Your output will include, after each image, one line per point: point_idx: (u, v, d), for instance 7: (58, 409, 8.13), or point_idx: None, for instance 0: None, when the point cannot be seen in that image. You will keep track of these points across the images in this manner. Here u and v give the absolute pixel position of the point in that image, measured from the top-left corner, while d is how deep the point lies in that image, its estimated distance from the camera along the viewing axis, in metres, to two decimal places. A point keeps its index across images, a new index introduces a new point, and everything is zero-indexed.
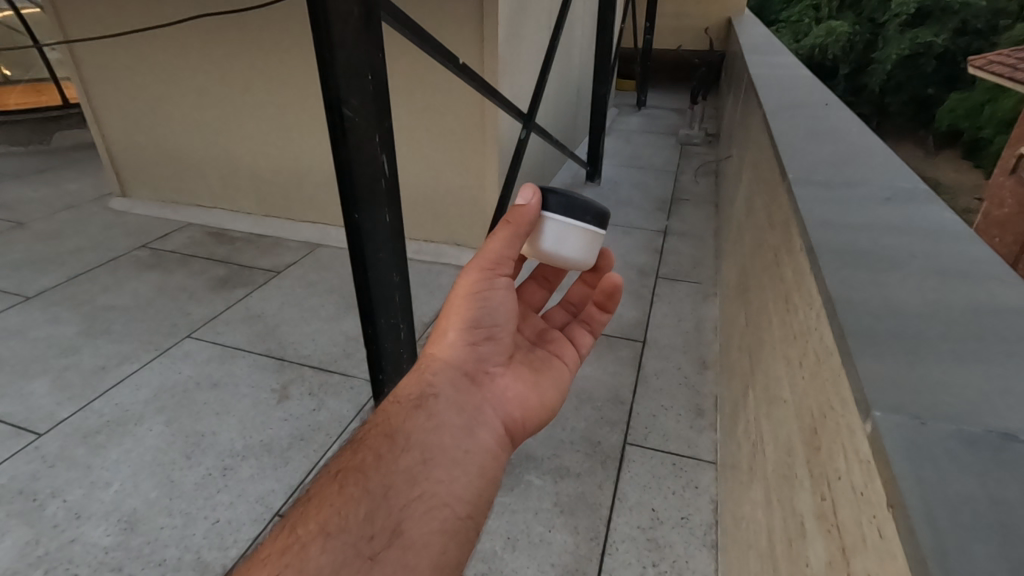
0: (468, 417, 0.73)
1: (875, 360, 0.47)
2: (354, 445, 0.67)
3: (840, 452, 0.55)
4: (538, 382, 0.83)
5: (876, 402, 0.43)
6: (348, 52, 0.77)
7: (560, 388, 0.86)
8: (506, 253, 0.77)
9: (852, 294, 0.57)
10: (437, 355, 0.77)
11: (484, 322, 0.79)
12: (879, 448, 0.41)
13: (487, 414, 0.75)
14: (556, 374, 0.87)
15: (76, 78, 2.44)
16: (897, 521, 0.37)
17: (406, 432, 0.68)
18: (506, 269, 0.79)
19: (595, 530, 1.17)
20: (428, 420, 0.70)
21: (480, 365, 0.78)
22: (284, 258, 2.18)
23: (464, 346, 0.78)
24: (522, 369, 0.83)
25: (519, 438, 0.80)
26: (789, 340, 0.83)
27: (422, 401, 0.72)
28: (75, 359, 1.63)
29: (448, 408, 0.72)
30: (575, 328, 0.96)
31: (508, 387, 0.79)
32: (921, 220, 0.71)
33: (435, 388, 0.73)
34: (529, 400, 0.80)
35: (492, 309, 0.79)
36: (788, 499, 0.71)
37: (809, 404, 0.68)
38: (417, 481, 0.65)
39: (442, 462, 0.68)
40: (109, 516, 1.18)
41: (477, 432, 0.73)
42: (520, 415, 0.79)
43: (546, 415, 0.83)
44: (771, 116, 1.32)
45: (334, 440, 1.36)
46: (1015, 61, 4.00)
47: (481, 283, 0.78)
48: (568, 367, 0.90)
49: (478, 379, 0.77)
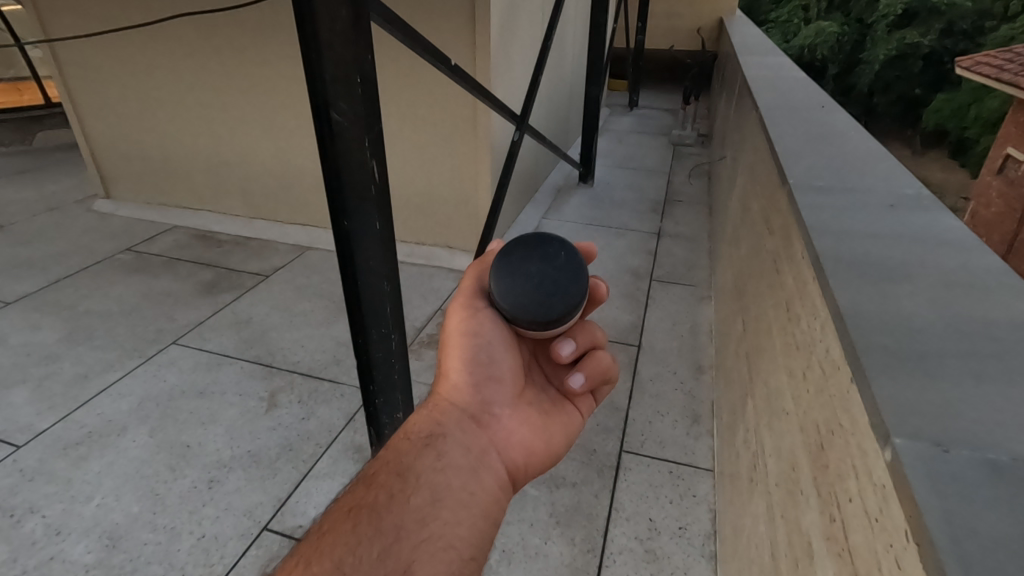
0: (474, 459, 0.74)
1: (890, 382, 0.45)
2: (367, 482, 0.70)
3: (851, 472, 0.53)
4: (547, 424, 0.82)
5: (895, 426, 0.41)
6: (335, 54, 0.74)
7: (568, 433, 0.84)
8: (479, 287, 0.82)
9: (863, 307, 0.55)
10: (444, 396, 0.78)
11: (482, 362, 0.79)
12: (899, 478, 0.38)
13: (491, 458, 0.75)
14: (568, 414, 0.84)
15: (58, 78, 2.38)
16: (923, 559, 0.35)
17: (415, 471, 0.70)
18: (489, 303, 0.81)
19: (592, 542, 1.15)
20: (436, 459, 0.71)
21: (485, 406, 0.78)
22: (272, 262, 2.14)
23: (469, 387, 0.78)
24: (532, 410, 0.81)
25: (524, 480, 0.79)
26: (791, 351, 0.81)
27: (430, 440, 0.73)
28: (56, 367, 1.58)
29: (455, 448, 0.73)
30: None
31: (513, 430, 0.79)
32: (928, 228, 0.70)
33: (442, 428, 0.75)
34: (534, 445, 0.79)
35: (490, 349, 0.79)
36: (794, 516, 0.68)
37: (814, 420, 0.66)
38: (427, 521, 0.66)
39: (450, 501, 0.68)
40: (89, 533, 1.14)
41: (482, 474, 0.73)
42: (524, 459, 0.78)
43: (552, 458, 0.81)
44: (769, 118, 1.30)
45: (325, 450, 1.33)
46: (1001, 61, 4.05)
47: (469, 320, 0.80)
48: (580, 412, 0.86)
49: (482, 421, 0.77)
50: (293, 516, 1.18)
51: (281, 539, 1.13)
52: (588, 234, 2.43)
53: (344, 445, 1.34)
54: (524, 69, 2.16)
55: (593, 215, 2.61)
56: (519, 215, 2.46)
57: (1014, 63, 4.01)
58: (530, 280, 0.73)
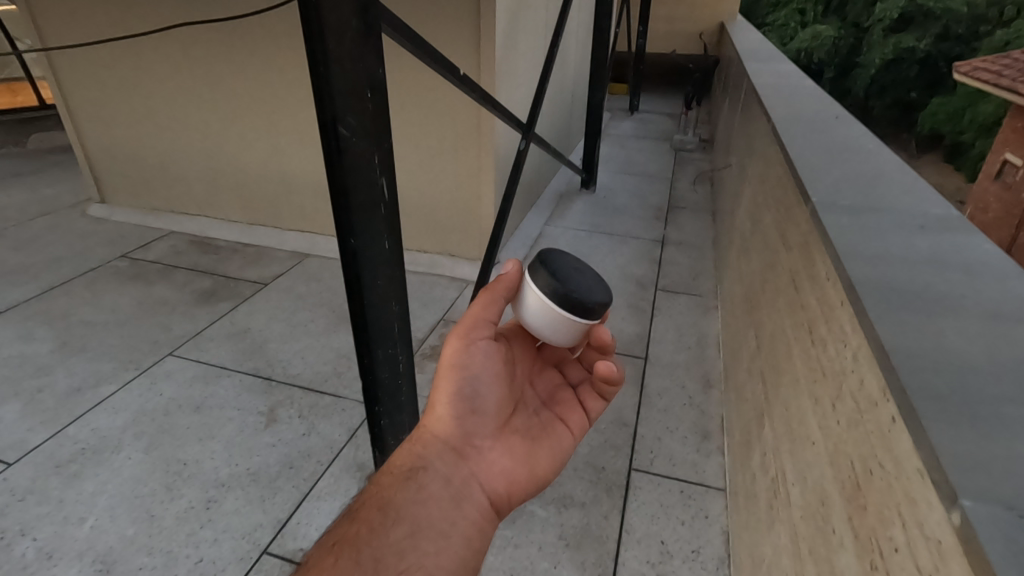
0: (455, 490, 0.73)
1: (951, 432, 0.42)
2: (351, 516, 0.70)
3: (895, 518, 0.50)
4: (532, 454, 0.80)
5: (961, 486, 0.38)
6: (345, 68, 0.70)
7: (556, 458, 0.82)
8: (483, 319, 0.79)
9: (907, 344, 0.52)
10: (428, 427, 0.77)
11: (468, 396, 0.78)
12: (972, 546, 0.35)
13: (474, 488, 0.75)
14: (553, 442, 0.83)
15: (52, 81, 2.34)
16: None
17: (397, 504, 0.70)
18: (485, 336, 0.79)
19: (603, 565, 1.11)
20: (418, 492, 0.71)
21: (468, 438, 0.77)
22: (271, 269, 2.10)
23: (453, 420, 0.77)
24: (515, 440, 0.80)
25: (509, 508, 0.78)
26: (817, 377, 0.78)
27: (412, 473, 0.73)
28: (49, 380, 1.54)
29: (436, 480, 0.73)
30: (583, 390, 0.89)
31: (496, 460, 0.77)
32: (963, 253, 0.67)
33: (424, 460, 0.74)
34: (518, 474, 0.78)
35: (476, 382, 0.78)
36: (824, 554, 0.65)
37: (848, 455, 0.63)
38: (405, 553, 0.66)
39: (429, 533, 0.69)
40: (82, 556, 1.10)
41: (463, 505, 0.73)
42: (508, 488, 0.77)
43: (536, 487, 0.80)
44: (781, 130, 1.27)
45: (325, 469, 1.29)
46: (999, 67, 4.04)
47: (463, 352, 0.77)
48: (569, 436, 0.85)
49: (466, 453, 0.76)
50: (294, 539, 1.14)
51: (281, 563, 1.10)
52: (591, 241, 2.40)
53: (346, 463, 1.30)
54: (528, 75, 2.13)
55: (595, 222, 2.58)
56: (521, 223, 2.43)
57: (1012, 68, 4.00)
58: (577, 270, 0.78)
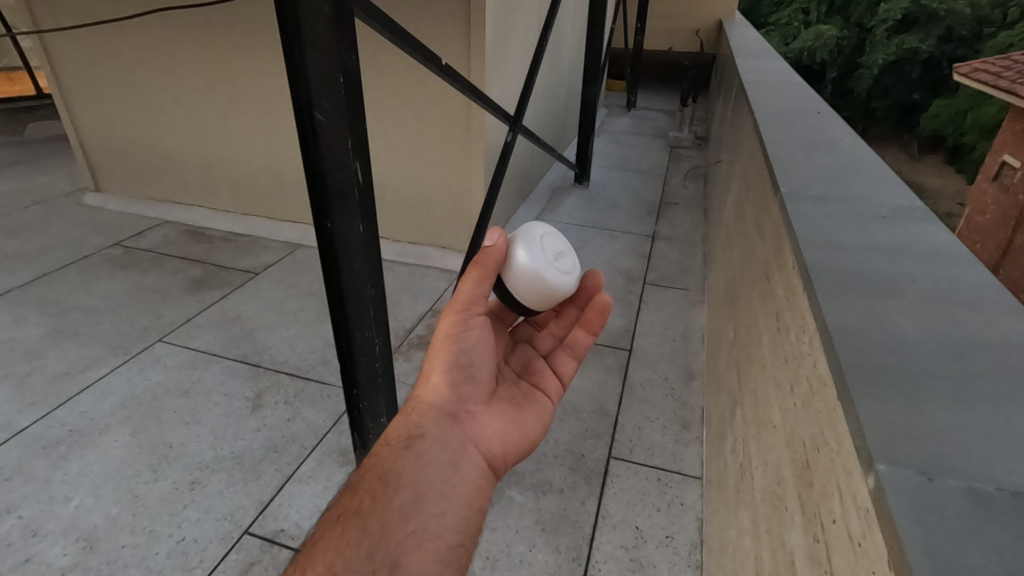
0: (453, 453, 0.76)
1: (876, 404, 0.44)
2: (351, 488, 0.70)
3: (834, 493, 0.52)
4: (520, 417, 0.84)
5: (879, 453, 0.39)
6: (319, 53, 0.73)
7: (541, 422, 0.87)
8: (476, 295, 0.78)
9: (852, 324, 0.54)
10: (422, 396, 0.78)
11: (463, 364, 0.79)
12: (881, 506, 0.37)
13: (470, 450, 0.77)
14: (536, 408, 0.87)
15: (47, 69, 2.35)
16: (895, 567, 0.35)
17: (397, 473, 0.71)
18: (480, 309, 0.80)
19: (577, 549, 1.13)
20: (416, 460, 0.73)
21: (463, 403, 0.79)
22: (262, 259, 2.12)
23: (447, 386, 0.78)
24: (503, 406, 0.83)
25: (503, 468, 0.82)
26: (780, 362, 0.80)
27: (410, 441, 0.74)
28: (38, 364, 1.56)
29: (434, 446, 0.75)
30: (559, 356, 0.95)
31: (489, 423, 0.80)
32: (918, 241, 0.68)
33: (421, 428, 0.75)
34: (509, 435, 0.82)
35: (470, 350, 0.79)
36: (779, 534, 0.67)
37: (800, 434, 0.65)
38: (411, 518, 0.68)
39: (432, 497, 0.71)
40: (67, 534, 1.12)
41: (462, 466, 0.76)
42: (501, 448, 0.81)
43: (526, 448, 0.84)
44: (763, 124, 1.29)
45: (309, 452, 1.31)
46: (999, 68, 3.72)
47: (459, 324, 0.78)
48: (549, 401, 0.90)
49: (461, 417, 0.78)
50: (275, 520, 1.16)
51: (262, 543, 1.12)
52: (582, 235, 2.42)
53: (329, 449, 1.32)
54: (520, 67, 2.14)
55: (587, 217, 2.60)
56: (513, 216, 2.45)
57: (1013, 70, 3.69)
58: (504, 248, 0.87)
